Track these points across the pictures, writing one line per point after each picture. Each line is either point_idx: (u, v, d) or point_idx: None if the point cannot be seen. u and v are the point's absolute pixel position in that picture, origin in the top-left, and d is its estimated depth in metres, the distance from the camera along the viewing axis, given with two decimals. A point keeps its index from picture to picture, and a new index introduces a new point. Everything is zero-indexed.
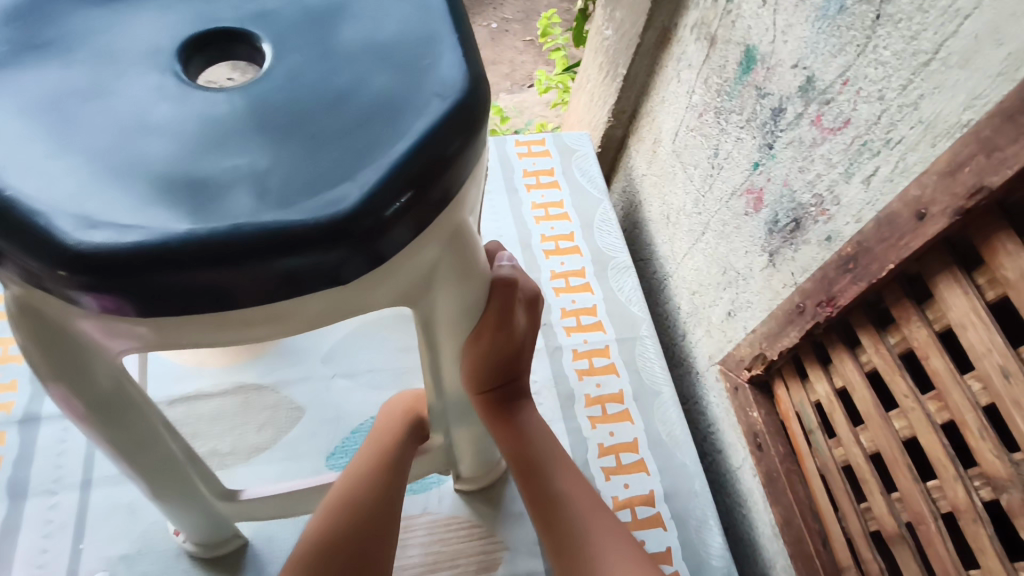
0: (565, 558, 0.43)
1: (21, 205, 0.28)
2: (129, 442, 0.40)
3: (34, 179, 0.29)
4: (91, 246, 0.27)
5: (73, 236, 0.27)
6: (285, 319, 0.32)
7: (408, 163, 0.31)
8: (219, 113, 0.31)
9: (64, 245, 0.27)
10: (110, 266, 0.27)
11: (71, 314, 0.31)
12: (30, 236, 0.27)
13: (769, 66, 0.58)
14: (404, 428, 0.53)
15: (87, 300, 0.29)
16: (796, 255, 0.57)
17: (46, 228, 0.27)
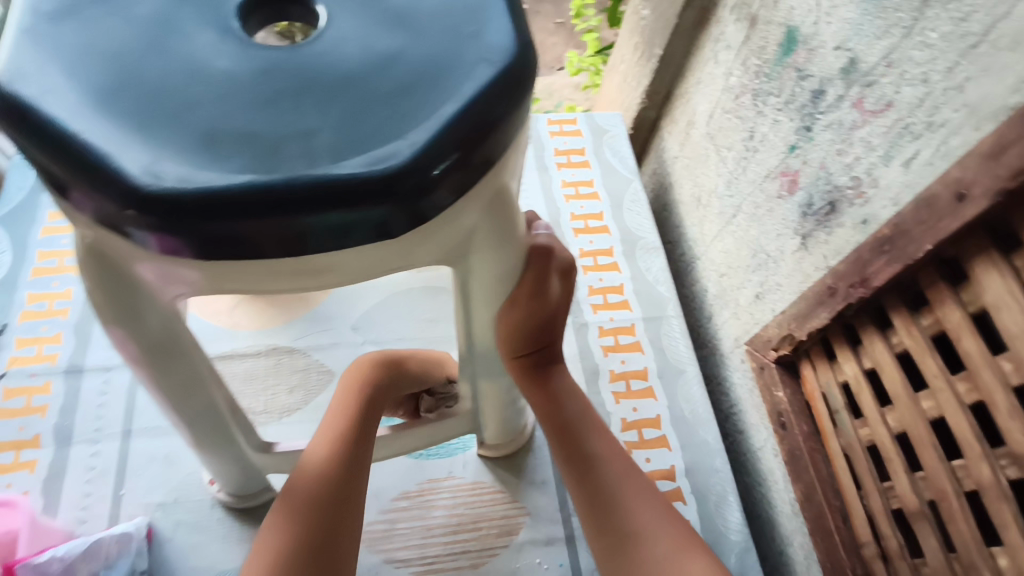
0: (600, 515, 0.44)
1: (92, 146, 0.29)
2: (177, 385, 0.42)
3: (106, 121, 0.30)
4: (161, 189, 0.28)
5: (143, 177, 0.28)
6: (338, 267, 0.34)
7: (461, 122, 0.31)
8: (278, 67, 0.32)
9: (134, 185, 0.28)
10: (178, 208, 0.29)
11: (136, 256, 0.32)
12: (101, 175, 0.29)
13: (811, 48, 0.58)
14: (354, 400, 0.51)
15: (149, 240, 0.30)
16: (829, 238, 0.57)
17: (117, 170, 0.29)
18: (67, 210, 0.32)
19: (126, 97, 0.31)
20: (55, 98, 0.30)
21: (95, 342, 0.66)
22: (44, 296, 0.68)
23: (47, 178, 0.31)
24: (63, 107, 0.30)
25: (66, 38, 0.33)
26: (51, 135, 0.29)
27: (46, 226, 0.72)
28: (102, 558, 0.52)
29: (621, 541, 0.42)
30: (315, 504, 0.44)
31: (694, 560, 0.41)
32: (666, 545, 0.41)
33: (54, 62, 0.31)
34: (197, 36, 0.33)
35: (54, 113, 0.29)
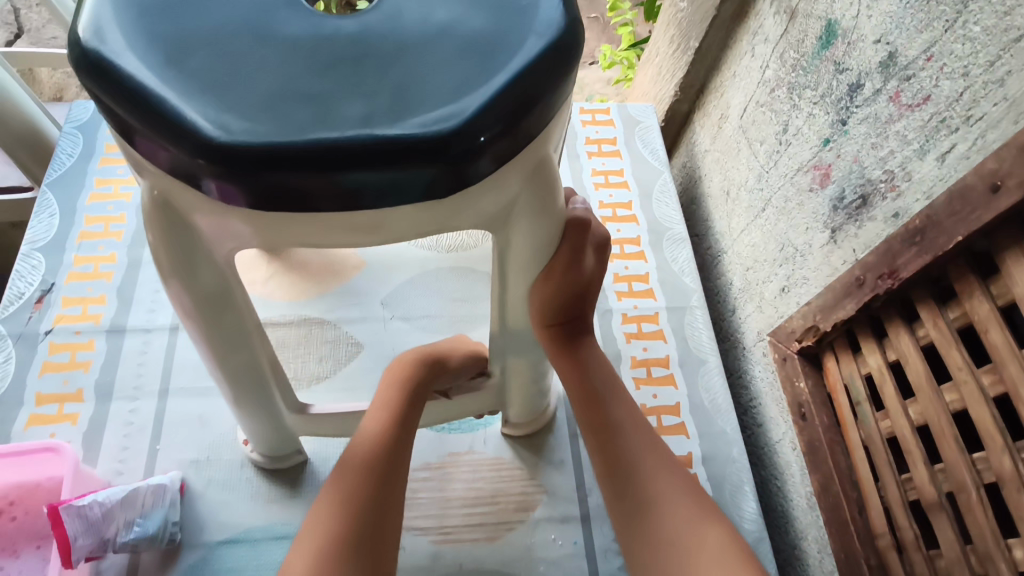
0: (619, 478, 0.46)
1: (164, 100, 0.31)
2: (223, 340, 0.44)
3: (176, 77, 0.32)
4: (224, 141, 0.30)
5: (209, 129, 0.30)
6: (382, 228, 0.35)
7: (506, 93, 0.33)
8: (333, 34, 0.34)
9: (201, 137, 0.30)
10: (240, 161, 0.30)
11: (197, 207, 0.35)
12: (172, 127, 0.31)
13: (851, 41, 0.57)
14: (398, 397, 0.52)
15: (210, 186, 0.32)
16: (859, 231, 0.57)
17: (187, 122, 0.31)
18: (135, 161, 0.34)
19: (194, 55, 0.32)
20: (128, 54, 0.32)
21: (136, 305, 0.69)
22: (90, 259, 0.71)
23: (119, 128, 0.33)
24: (137, 63, 0.32)
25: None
26: (125, 88, 0.31)
27: (93, 192, 0.75)
28: (138, 507, 0.55)
29: (641, 505, 0.44)
30: (367, 482, 0.46)
31: (712, 527, 0.42)
32: (681, 508, 0.43)
33: (128, 20, 0.33)
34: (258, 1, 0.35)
35: (129, 68, 0.31)
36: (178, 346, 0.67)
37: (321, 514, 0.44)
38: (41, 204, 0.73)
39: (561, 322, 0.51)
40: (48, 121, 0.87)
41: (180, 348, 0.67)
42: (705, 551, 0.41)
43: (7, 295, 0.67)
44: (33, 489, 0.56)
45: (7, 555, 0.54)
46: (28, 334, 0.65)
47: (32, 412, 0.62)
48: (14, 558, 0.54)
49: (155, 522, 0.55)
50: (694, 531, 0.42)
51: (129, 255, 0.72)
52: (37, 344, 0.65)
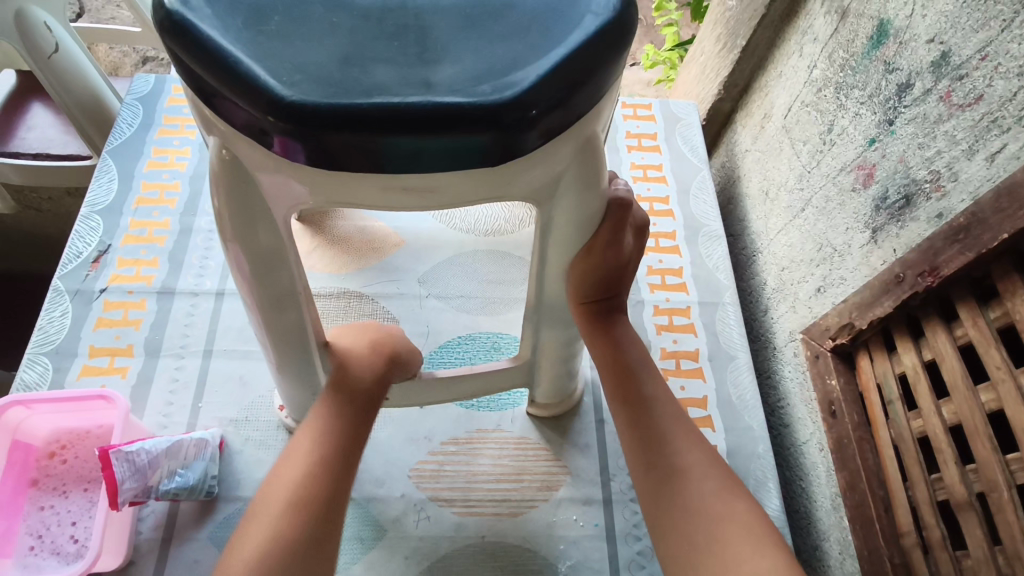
0: (649, 449, 0.48)
1: (236, 58, 0.32)
2: (271, 298, 0.46)
3: (250, 39, 0.33)
4: (292, 100, 0.32)
5: (280, 88, 0.32)
6: (437, 192, 0.37)
7: (563, 68, 0.34)
8: (400, 6, 0.35)
9: (272, 95, 0.32)
10: (308, 119, 0.32)
11: (260, 162, 0.36)
12: (243, 84, 0.32)
13: (902, 41, 0.57)
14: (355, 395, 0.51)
15: (273, 142, 0.34)
16: (901, 232, 0.57)
17: (256, 80, 0.32)
18: (208, 118, 0.36)
19: (269, 19, 0.34)
20: (207, 15, 0.34)
21: (186, 269, 0.72)
22: (145, 223, 0.74)
23: (195, 85, 0.35)
24: (215, 24, 0.33)
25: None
26: (201, 46, 0.33)
27: (150, 160, 0.79)
28: (181, 458, 0.57)
29: (669, 477, 0.46)
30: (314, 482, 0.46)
31: (738, 502, 0.45)
32: (710, 482, 0.46)
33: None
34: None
35: (206, 27, 0.33)
36: (223, 310, 0.70)
37: (284, 474, 0.46)
38: (102, 169, 0.77)
39: (597, 299, 0.52)
40: (112, 93, 0.91)
41: (225, 313, 0.69)
42: (733, 523, 0.44)
43: (67, 253, 0.71)
44: (83, 435, 0.60)
45: (57, 495, 0.57)
46: (85, 291, 0.69)
47: (85, 363, 0.65)
48: (63, 497, 0.57)
49: (196, 474, 0.58)
50: (722, 506, 0.44)
51: (181, 222, 0.75)
52: (92, 301, 0.68)
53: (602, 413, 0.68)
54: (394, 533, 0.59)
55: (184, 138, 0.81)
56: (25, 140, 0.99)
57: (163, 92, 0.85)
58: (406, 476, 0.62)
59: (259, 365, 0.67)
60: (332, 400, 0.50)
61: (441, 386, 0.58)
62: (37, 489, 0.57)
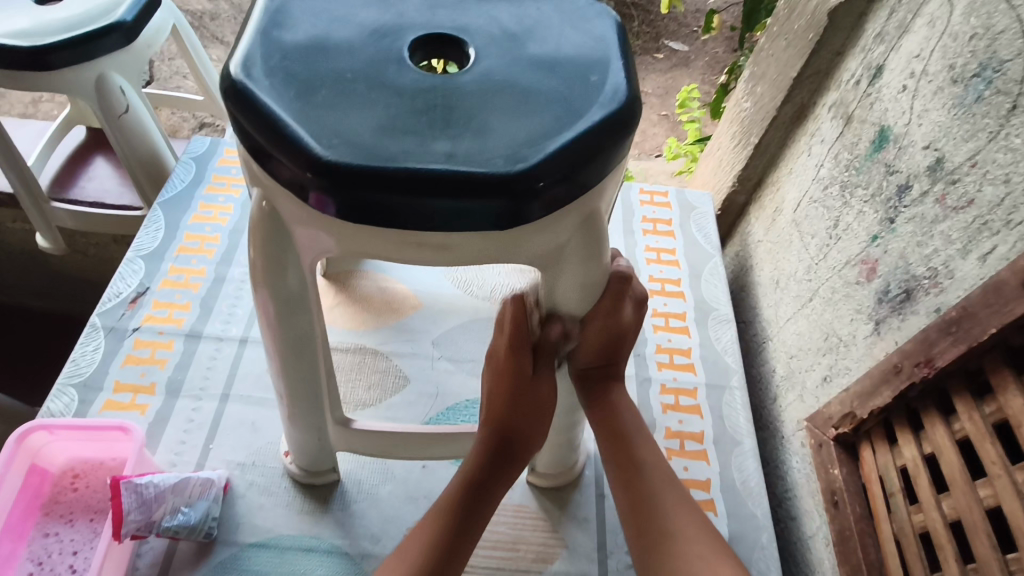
0: (641, 510, 0.52)
1: (285, 123, 0.37)
2: (289, 341, 0.48)
3: (300, 107, 0.38)
4: (331, 161, 0.36)
5: (320, 150, 0.36)
6: (450, 250, 0.41)
7: (571, 148, 0.38)
8: (433, 87, 0.40)
9: (313, 155, 0.36)
10: (343, 177, 0.36)
11: (295, 216, 0.40)
12: (291, 146, 0.37)
13: (901, 146, 0.62)
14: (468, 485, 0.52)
15: (309, 197, 0.38)
16: (902, 324, 0.58)
17: (303, 142, 0.37)
18: (256, 174, 0.41)
19: (319, 92, 0.39)
20: (265, 86, 0.39)
21: (215, 315, 0.76)
22: (184, 270, 0.79)
23: (248, 144, 0.39)
24: (272, 93, 0.38)
25: (279, 41, 0.42)
26: (259, 112, 0.38)
27: (196, 213, 0.85)
28: (186, 496, 0.59)
29: (659, 537, 0.50)
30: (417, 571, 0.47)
31: (724, 565, 0.48)
32: (698, 543, 0.49)
33: (269, 60, 0.40)
34: (375, 56, 0.42)
35: (264, 96, 0.38)
36: (244, 357, 0.73)
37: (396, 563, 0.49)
38: (152, 219, 0.83)
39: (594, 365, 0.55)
40: (169, 152, 0.99)
41: (246, 360, 0.72)
42: None
43: (108, 292, 0.75)
44: (97, 465, 0.62)
45: (63, 523, 0.58)
46: (119, 329, 0.73)
47: (109, 397, 0.68)
48: (68, 526, 0.58)
49: (198, 513, 0.59)
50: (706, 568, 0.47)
51: (216, 271, 0.80)
52: (124, 338, 0.72)
53: (603, 487, 0.68)
54: None
55: (229, 196, 0.87)
56: (84, 189, 1.11)
57: (216, 153, 0.92)
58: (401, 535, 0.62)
59: (272, 412, 0.69)
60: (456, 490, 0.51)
61: (441, 443, 0.60)
62: (46, 515, 0.59)
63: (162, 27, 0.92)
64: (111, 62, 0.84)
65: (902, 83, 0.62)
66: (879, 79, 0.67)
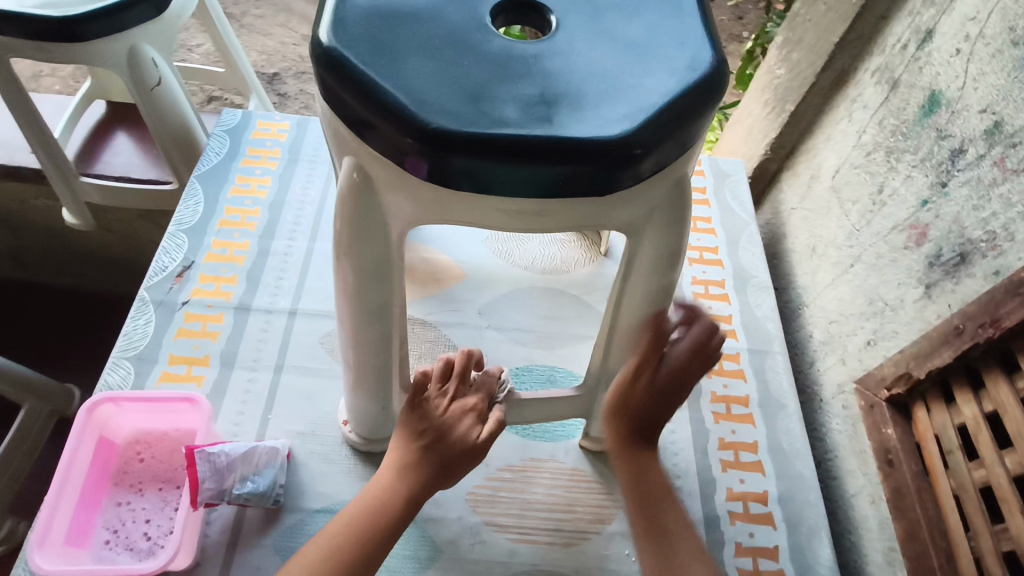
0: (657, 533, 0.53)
1: (384, 88, 0.37)
2: (368, 311, 0.49)
3: (395, 72, 0.38)
4: (436, 127, 0.36)
5: (423, 115, 0.36)
6: (546, 216, 0.41)
7: (668, 111, 0.38)
8: (526, 52, 0.40)
9: (416, 120, 0.36)
10: (444, 142, 0.36)
11: (391, 181, 0.40)
12: (392, 112, 0.37)
13: (954, 110, 0.62)
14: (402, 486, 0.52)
15: (408, 161, 0.38)
16: (956, 288, 0.59)
17: (406, 109, 0.36)
18: (346, 141, 0.41)
19: (411, 58, 0.39)
20: (357, 52, 0.38)
21: (262, 287, 0.76)
22: (226, 244, 0.79)
23: (339, 110, 0.39)
24: (365, 59, 0.38)
25: (362, 6, 0.41)
26: (356, 78, 0.37)
27: (234, 186, 0.84)
28: (254, 464, 0.59)
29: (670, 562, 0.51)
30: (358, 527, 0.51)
31: None
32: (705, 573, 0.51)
33: (356, 25, 0.40)
34: (463, 21, 0.41)
35: (359, 62, 0.38)
36: (294, 329, 0.73)
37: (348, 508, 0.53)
38: (190, 193, 0.82)
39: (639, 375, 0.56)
40: (200, 128, 0.98)
41: (296, 331, 0.73)
42: None
43: (154, 267, 0.75)
44: (160, 437, 0.63)
45: (133, 492, 0.60)
46: (168, 302, 0.73)
47: (165, 369, 0.69)
48: (139, 495, 0.60)
49: (266, 480, 0.60)
50: None
51: (259, 244, 0.79)
52: (174, 311, 0.72)
53: (654, 451, 0.69)
54: (450, 554, 0.61)
55: (266, 168, 0.87)
56: (109, 164, 1.10)
57: (248, 125, 0.91)
58: (462, 498, 0.64)
59: (325, 382, 0.70)
60: (401, 477, 0.53)
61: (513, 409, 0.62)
62: (116, 484, 0.60)
63: None
64: (142, 33, 0.83)
65: (955, 46, 0.62)
66: (928, 42, 0.66)
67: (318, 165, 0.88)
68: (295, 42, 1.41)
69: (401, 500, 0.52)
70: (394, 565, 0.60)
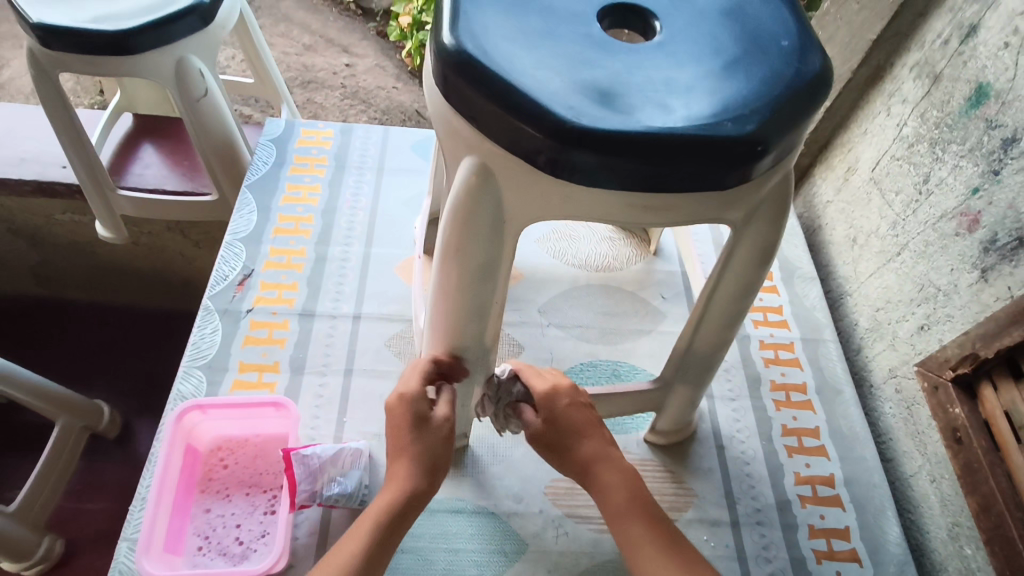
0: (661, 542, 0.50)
1: (526, 88, 0.40)
2: (471, 309, 0.51)
3: (533, 74, 0.41)
4: (578, 125, 0.39)
5: (565, 113, 0.39)
6: (668, 209, 0.44)
7: (785, 109, 0.42)
8: (647, 56, 0.44)
9: (558, 118, 0.39)
10: (589, 141, 0.39)
11: (520, 178, 0.43)
12: (534, 110, 0.39)
13: (1004, 101, 0.65)
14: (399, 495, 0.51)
15: (544, 158, 0.41)
16: (1014, 271, 0.62)
17: (547, 108, 0.39)
18: (472, 141, 0.43)
19: (548, 60, 0.42)
20: (498, 54, 0.41)
21: (324, 292, 0.76)
22: (284, 251, 0.79)
23: (473, 111, 0.42)
24: (506, 59, 0.41)
25: (492, 12, 0.44)
26: (497, 78, 0.40)
27: (285, 195, 0.85)
28: (341, 466, 0.60)
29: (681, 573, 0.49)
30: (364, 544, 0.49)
31: None
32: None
33: (490, 29, 0.43)
34: (585, 29, 0.45)
35: (499, 64, 0.41)
36: (360, 333, 0.74)
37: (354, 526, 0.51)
38: (243, 202, 0.83)
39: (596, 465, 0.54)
40: (242, 141, 0.98)
41: (362, 335, 0.74)
42: None
43: (216, 276, 0.76)
44: (243, 443, 0.63)
45: (221, 499, 0.60)
46: (232, 311, 0.73)
47: (236, 377, 0.69)
48: (226, 501, 0.60)
49: (353, 482, 0.60)
50: None
51: (317, 251, 0.80)
52: (239, 319, 0.73)
53: (721, 440, 0.72)
54: (536, 547, 0.62)
55: (314, 176, 0.88)
56: (141, 177, 1.10)
57: (293, 134, 0.92)
58: (542, 492, 0.65)
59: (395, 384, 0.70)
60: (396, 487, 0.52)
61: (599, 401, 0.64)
62: (203, 492, 0.60)
63: (233, 9, 0.90)
64: (189, 45, 0.83)
65: (1003, 40, 0.65)
66: (972, 37, 0.69)
67: (365, 172, 0.90)
68: (298, 51, 1.41)
69: (386, 527, 0.50)
70: (481, 560, 0.60)
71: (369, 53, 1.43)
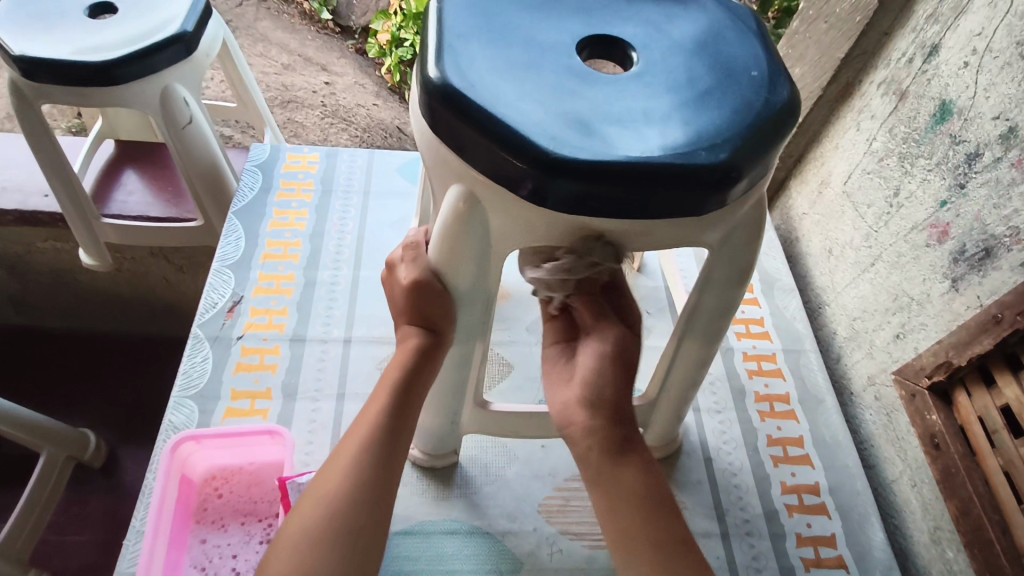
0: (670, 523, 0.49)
1: (510, 120, 0.41)
2: (461, 329, 0.54)
3: (516, 107, 0.42)
4: (559, 155, 0.40)
5: (547, 144, 0.41)
6: (649, 235, 0.46)
7: (756, 138, 0.44)
8: (625, 87, 0.46)
9: (540, 149, 0.41)
10: (571, 171, 0.40)
11: (506, 208, 0.45)
12: (517, 142, 0.41)
13: (967, 118, 0.67)
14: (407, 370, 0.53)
15: (527, 187, 0.42)
16: (982, 280, 0.65)
17: (529, 139, 0.41)
18: (459, 173, 0.45)
19: (530, 93, 0.44)
20: (481, 87, 0.43)
21: (313, 317, 0.77)
22: (273, 277, 0.80)
23: (459, 141, 0.43)
24: (489, 93, 0.43)
25: (475, 47, 0.46)
26: (481, 110, 0.42)
27: (272, 220, 0.85)
28: None
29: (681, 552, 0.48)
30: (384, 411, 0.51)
31: None
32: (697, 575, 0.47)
33: (473, 63, 0.44)
34: (564, 62, 0.47)
35: (482, 97, 0.42)
36: (351, 356, 0.74)
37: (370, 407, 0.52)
38: (230, 229, 0.84)
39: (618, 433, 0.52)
40: (227, 166, 0.99)
41: (353, 358, 0.74)
42: None
43: (205, 303, 0.76)
44: (236, 472, 0.64)
45: (216, 528, 0.60)
46: (223, 338, 0.74)
47: (228, 405, 0.69)
48: (222, 531, 0.60)
49: None
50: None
51: (306, 275, 0.81)
52: (230, 346, 0.73)
53: (708, 452, 0.73)
54: (531, 565, 0.63)
55: (301, 201, 0.89)
56: (124, 203, 1.09)
57: (278, 159, 0.93)
58: (536, 510, 0.66)
59: None
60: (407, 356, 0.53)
61: None
62: (198, 522, 0.61)
63: (216, 37, 0.91)
64: (175, 74, 0.84)
65: (963, 60, 0.68)
66: (935, 56, 0.72)
67: (351, 195, 0.91)
68: (276, 70, 1.40)
69: (399, 396, 0.52)
70: None
71: (347, 71, 1.44)
